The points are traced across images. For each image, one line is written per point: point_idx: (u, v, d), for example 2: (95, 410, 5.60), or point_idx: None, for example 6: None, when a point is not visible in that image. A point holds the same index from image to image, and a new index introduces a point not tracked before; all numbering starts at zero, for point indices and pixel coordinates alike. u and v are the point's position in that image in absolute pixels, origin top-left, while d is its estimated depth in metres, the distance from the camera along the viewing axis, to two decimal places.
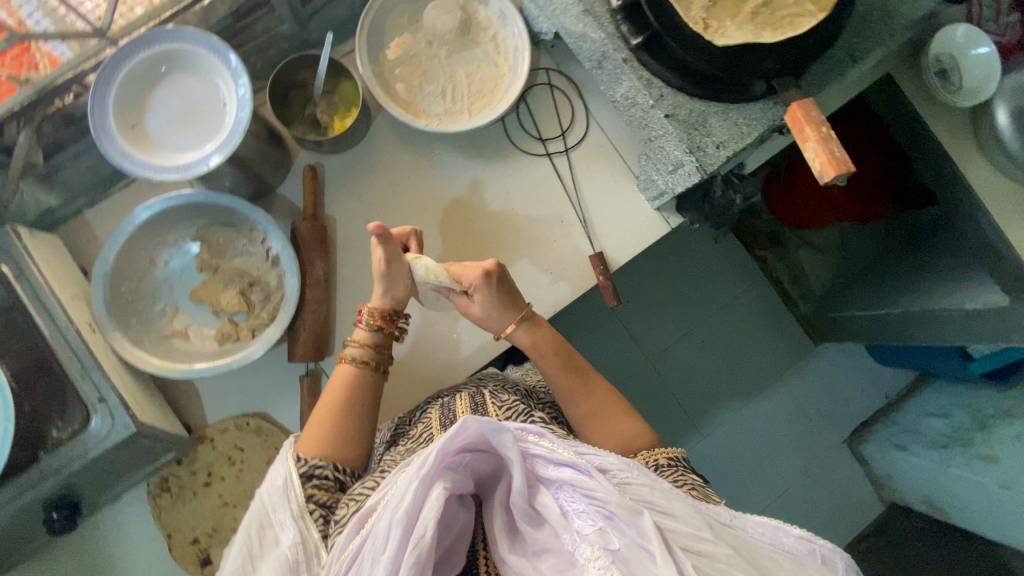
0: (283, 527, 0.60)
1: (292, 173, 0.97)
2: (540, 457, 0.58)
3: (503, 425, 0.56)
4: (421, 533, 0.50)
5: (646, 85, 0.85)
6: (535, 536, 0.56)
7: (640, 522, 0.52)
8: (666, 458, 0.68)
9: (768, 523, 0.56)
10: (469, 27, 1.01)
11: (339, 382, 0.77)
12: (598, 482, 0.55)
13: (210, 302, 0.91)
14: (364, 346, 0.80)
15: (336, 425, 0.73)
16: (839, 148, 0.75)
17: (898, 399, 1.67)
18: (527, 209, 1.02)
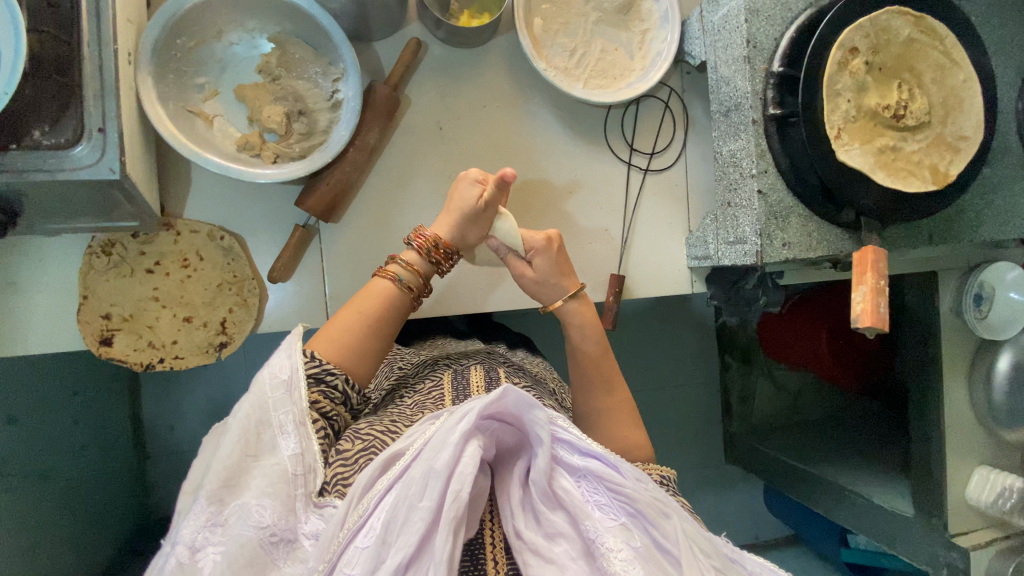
0: (282, 435, 0.56)
1: (396, 36, 0.92)
2: (565, 444, 0.56)
3: (540, 403, 0.54)
4: (460, 488, 0.47)
5: (758, 155, 0.84)
6: (550, 518, 0.52)
7: (667, 525, 0.53)
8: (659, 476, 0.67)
9: (767, 567, 0.55)
10: (630, 9, 0.97)
11: (376, 293, 0.70)
12: (627, 479, 0.54)
13: (251, 106, 0.84)
14: (415, 270, 0.73)
15: (360, 338, 0.67)
16: (885, 304, 0.78)
17: (764, 544, 1.76)
18: (581, 200, 1.01)
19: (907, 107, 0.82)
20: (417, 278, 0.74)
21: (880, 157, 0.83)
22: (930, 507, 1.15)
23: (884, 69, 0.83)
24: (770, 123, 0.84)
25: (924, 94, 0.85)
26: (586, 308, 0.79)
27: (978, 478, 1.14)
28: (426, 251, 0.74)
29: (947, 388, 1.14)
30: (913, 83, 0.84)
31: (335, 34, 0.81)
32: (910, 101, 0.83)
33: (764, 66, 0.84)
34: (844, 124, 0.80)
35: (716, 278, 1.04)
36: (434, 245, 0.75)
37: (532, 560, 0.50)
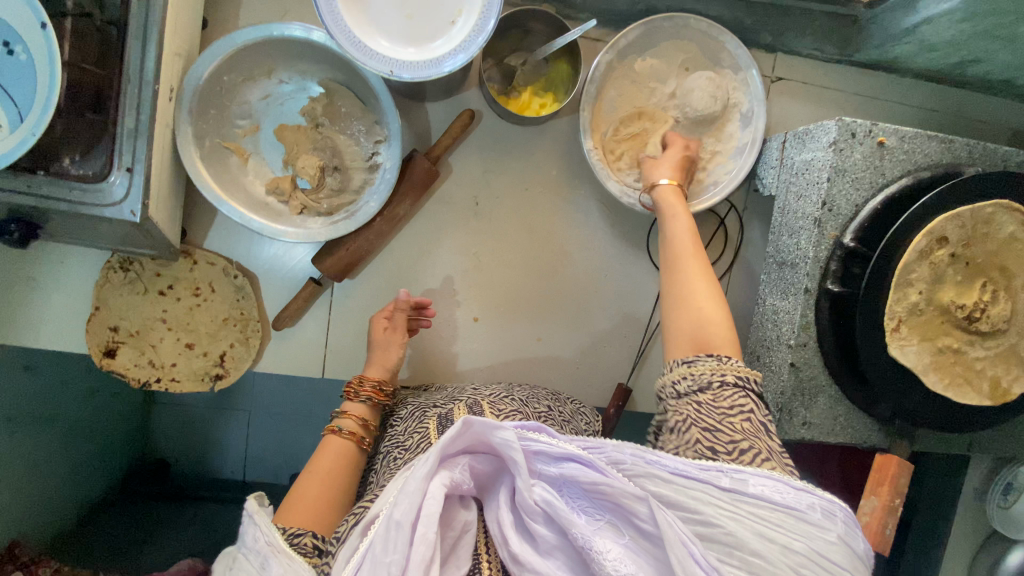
0: (252, 519, 0.49)
1: (453, 100, 0.87)
2: (540, 451, 0.48)
3: (498, 422, 0.46)
4: (426, 530, 0.42)
5: (802, 326, 0.77)
6: (544, 535, 0.45)
7: (646, 512, 0.44)
8: (735, 376, 0.55)
9: (769, 476, 0.46)
10: (713, 124, 0.88)
11: (330, 447, 0.63)
12: (605, 475, 0.45)
13: (289, 151, 0.82)
14: (358, 415, 0.68)
15: (322, 491, 0.58)
16: (892, 525, 0.73)
17: None
18: (608, 300, 0.96)
19: (985, 311, 0.73)
20: (364, 423, 0.68)
21: (938, 358, 0.74)
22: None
23: (970, 264, 0.74)
24: (824, 296, 0.76)
25: (1009, 299, 0.75)
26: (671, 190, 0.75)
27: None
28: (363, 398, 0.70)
29: (943, 568, 1.08)
30: (1000, 285, 0.75)
31: (385, 102, 0.77)
32: (991, 304, 0.74)
33: (835, 232, 0.75)
34: (907, 316, 0.72)
35: None
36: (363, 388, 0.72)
37: None
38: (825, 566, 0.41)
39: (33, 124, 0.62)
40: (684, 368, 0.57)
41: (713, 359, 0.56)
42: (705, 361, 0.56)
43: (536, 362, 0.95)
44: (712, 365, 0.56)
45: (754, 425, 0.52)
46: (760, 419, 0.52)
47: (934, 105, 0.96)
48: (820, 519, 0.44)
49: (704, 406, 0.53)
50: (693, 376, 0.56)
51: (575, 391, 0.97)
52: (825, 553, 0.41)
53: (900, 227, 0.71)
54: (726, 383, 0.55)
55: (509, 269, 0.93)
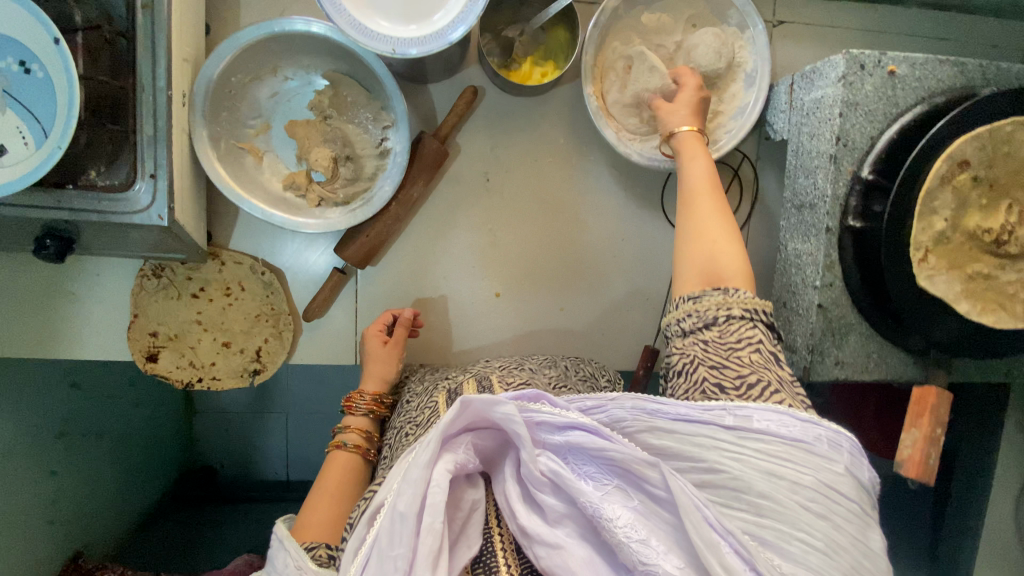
0: (277, 542, 0.49)
1: (455, 78, 0.88)
2: (541, 424, 0.48)
3: (501, 396, 0.46)
4: (433, 519, 0.42)
5: (826, 266, 0.77)
6: (555, 503, 0.45)
7: (653, 477, 0.44)
8: (741, 310, 0.54)
9: (774, 410, 0.46)
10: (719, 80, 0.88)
11: (336, 468, 0.66)
12: (609, 441, 0.45)
13: (300, 146, 0.84)
14: (360, 432, 0.71)
15: (334, 510, 0.59)
16: (935, 456, 0.71)
17: None
18: (629, 263, 0.97)
19: (1013, 232, 0.72)
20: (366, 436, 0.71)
21: (969, 285, 0.73)
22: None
23: (993, 187, 0.72)
24: (846, 234, 0.75)
25: None
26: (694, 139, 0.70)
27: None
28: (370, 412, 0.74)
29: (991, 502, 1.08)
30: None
31: (389, 87, 0.78)
32: (1019, 224, 0.72)
33: (852, 167, 0.75)
34: (933, 245, 0.71)
35: None
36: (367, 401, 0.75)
37: (541, 551, 0.44)
38: (829, 496, 0.41)
39: (59, 137, 0.64)
40: (690, 305, 0.57)
41: (720, 293, 0.56)
42: (711, 296, 0.56)
43: (559, 330, 0.97)
44: (719, 299, 0.56)
45: (762, 356, 0.52)
46: (767, 350, 0.53)
47: (945, 33, 0.94)
48: (827, 450, 0.44)
49: (709, 343, 0.53)
50: (699, 313, 0.56)
51: (604, 355, 0.99)
52: (831, 484, 0.42)
53: (918, 155, 0.70)
54: (733, 317, 0.54)
55: (528, 242, 0.94)
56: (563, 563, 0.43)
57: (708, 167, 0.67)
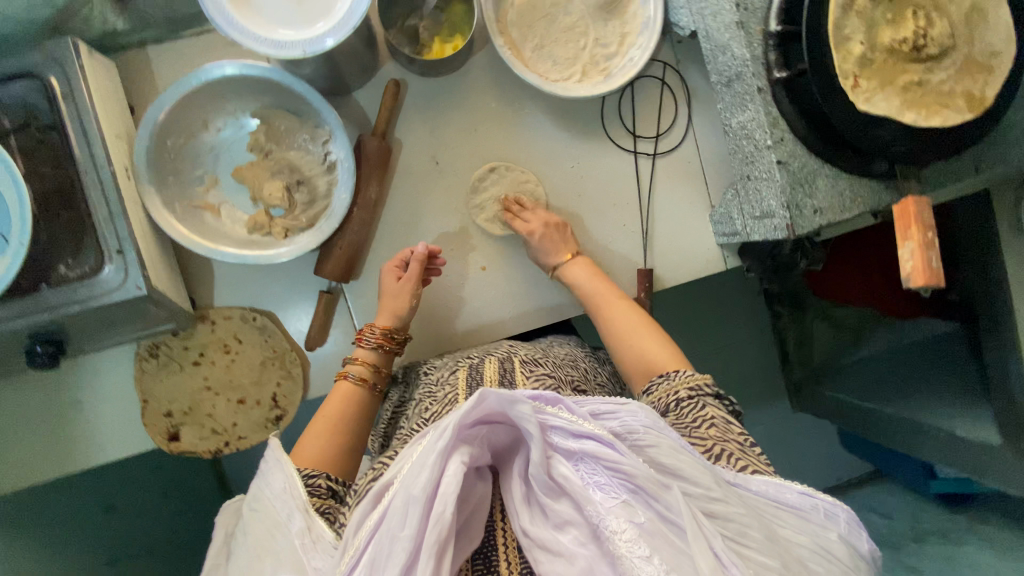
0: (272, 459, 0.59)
1: (375, 80, 0.91)
2: (558, 429, 0.54)
3: (522, 396, 0.50)
4: (443, 510, 0.46)
5: (771, 123, 0.79)
6: (557, 507, 0.51)
7: (668, 496, 0.49)
8: (687, 390, 0.68)
9: (774, 481, 0.54)
10: (616, 7, 0.95)
11: (339, 396, 0.74)
12: (626, 457, 0.51)
13: (251, 187, 0.86)
14: (364, 364, 0.77)
15: (332, 440, 0.68)
16: (937, 258, 0.72)
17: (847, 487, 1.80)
18: (596, 195, 1.00)
19: (927, 35, 0.73)
20: (370, 371, 0.78)
21: (907, 95, 0.74)
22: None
23: None
24: (777, 88, 0.78)
25: (944, 16, 0.74)
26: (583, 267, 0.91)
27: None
28: (375, 346, 0.79)
29: None
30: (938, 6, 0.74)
31: (314, 100, 0.81)
32: (930, 26, 0.73)
33: (760, 27, 0.78)
34: (860, 69, 0.72)
35: (749, 251, 1.00)
36: (372, 333, 0.81)
37: (541, 556, 0.49)
38: (828, 559, 0.49)
39: (19, 233, 0.66)
40: (659, 390, 0.71)
41: (668, 380, 0.71)
42: (662, 383, 0.71)
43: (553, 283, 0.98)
44: (664, 385, 0.71)
45: (719, 428, 0.62)
46: (723, 421, 0.63)
47: None
48: (824, 519, 0.52)
49: (671, 425, 0.64)
50: (656, 402, 0.70)
51: None
52: (827, 548, 0.50)
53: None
54: (683, 399, 0.67)
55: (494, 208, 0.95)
56: (562, 569, 0.48)
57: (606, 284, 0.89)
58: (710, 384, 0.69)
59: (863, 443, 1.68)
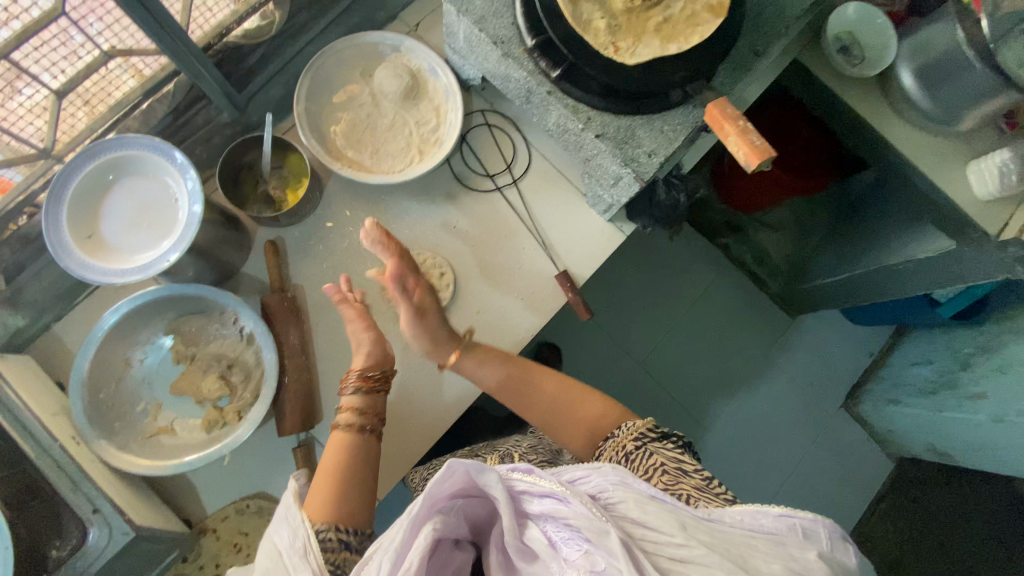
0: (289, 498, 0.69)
1: (254, 249, 1.00)
2: (524, 492, 0.63)
3: (485, 465, 0.62)
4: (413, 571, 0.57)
5: (573, 112, 0.90)
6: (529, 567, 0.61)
7: (609, 542, 0.54)
8: (633, 441, 0.79)
9: (747, 510, 0.56)
10: (418, 91, 1.08)
11: (334, 447, 0.81)
12: (572, 509, 0.58)
13: (191, 392, 0.92)
14: (349, 411, 0.83)
15: (336, 488, 0.75)
16: (758, 136, 0.82)
17: (881, 355, 1.85)
18: (485, 237, 1.08)
19: None
20: (356, 415, 0.83)
21: (662, 32, 0.85)
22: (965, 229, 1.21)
23: None
24: (561, 83, 0.89)
25: None
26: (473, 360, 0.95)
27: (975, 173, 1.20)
28: (354, 391, 0.83)
29: (887, 130, 1.22)
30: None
31: (207, 293, 0.89)
32: None
33: (522, 47, 0.90)
34: (614, 36, 0.85)
35: (634, 212, 1.09)
36: (358, 383, 0.84)
37: None
38: (796, 570, 0.52)
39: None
40: (613, 444, 0.81)
41: (624, 431, 0.81)
42: (618, 436, 0.81)
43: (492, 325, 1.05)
44: (615, 442, 0.81)
45: (669, 473, 0.70)
46: (672, 467, 0.72)
47: None
48: (801, 539, 0.54)
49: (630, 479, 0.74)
50: (614, 452, 0.80)
51: (536, 311, 1.07)
52: (803, 566, 0.52)
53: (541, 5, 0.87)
54: (633, 452, 0.77)
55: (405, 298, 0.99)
56: None
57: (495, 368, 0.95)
58: (656, 428, 0.80)
59: (866, 311, 1.75)
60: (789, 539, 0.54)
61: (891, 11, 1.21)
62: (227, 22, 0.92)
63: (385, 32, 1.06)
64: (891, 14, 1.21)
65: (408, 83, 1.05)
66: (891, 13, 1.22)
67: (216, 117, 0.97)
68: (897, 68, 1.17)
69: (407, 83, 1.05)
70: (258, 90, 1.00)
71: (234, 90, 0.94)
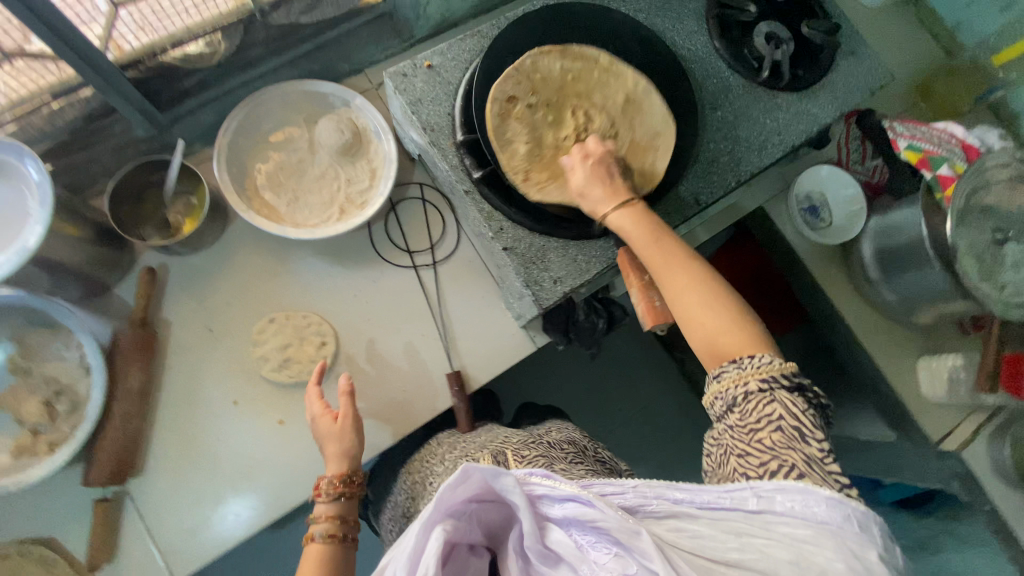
0: None
1: (133, 270, 0.94)
2: (545, 497, 0.56)
3: (504, 469, 0.54)
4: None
5: (486, 219, 0.83)
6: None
7: (641, 544, 0.49)
8: (759, 381, 0.63)
9: (799, 493, 0.53)
10: (358, 148, 1.02)
11: (311, 560, 0.70)
12: (600, 513, 0.52)
13: (11, 411, 0.83)
14: (330, 518, 0.73)
15: None
16: (659, 296, 0.76)
17: None
18: (383, 315, 1.00)
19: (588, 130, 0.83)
20: (337, 523, 0.74)
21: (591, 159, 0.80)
22: (908, 423, 1.13)
23: (552, 104, 0.83)
24: (481, 185, 0.84)
25: (602, 112, 0.84)
26: (323, 550, 0.71)
27: (924, 370, 1.11)
28: (331, 498, 0.75)
29: (840, 301, 1.16)
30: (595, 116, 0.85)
31: (55, 310, 0.83)
32: (589, 124, 0.84)
33: (451, 140, 0.86)
34: (528, 166, 0.82)
35: (549, 324, 1.00)
36: (331, 486, 0.76)
37: None
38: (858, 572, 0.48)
39: None
40: (716, 385, 0.67)
41: (736, 369, 0.65)
42: (728, 373, 0.66)
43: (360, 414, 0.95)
44: (735, 374, 0.65)
45: (785, 435, 0.60)
46: (790, 426, 0.60)
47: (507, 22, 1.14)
48: (850, 529, 0.51)
49: (735, 424, 0.63)
50: (726, 386, 0.66)
51: (418, 410, 0.97)
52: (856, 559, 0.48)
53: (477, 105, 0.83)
54: (751, 392, 0.63)
55: (276, 360, 0.93)
56: None
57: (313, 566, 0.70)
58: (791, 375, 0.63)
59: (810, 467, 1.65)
60: (852, 536, 0.50)
61: (869, 182, 1.13)
62: (162, 43, 0.87)
63: (335, 83, 1.02)
64: (868, 185, 1.13)
65: (347, 140, 0.99)
66: (869, 184, 1.13)
67: (132, 131, 0.93)
68: (860, 241, 1.12)
69: (346, 140, 0.99)
70: (186, 114, 0.97)
71: (153, 111, 0.91)
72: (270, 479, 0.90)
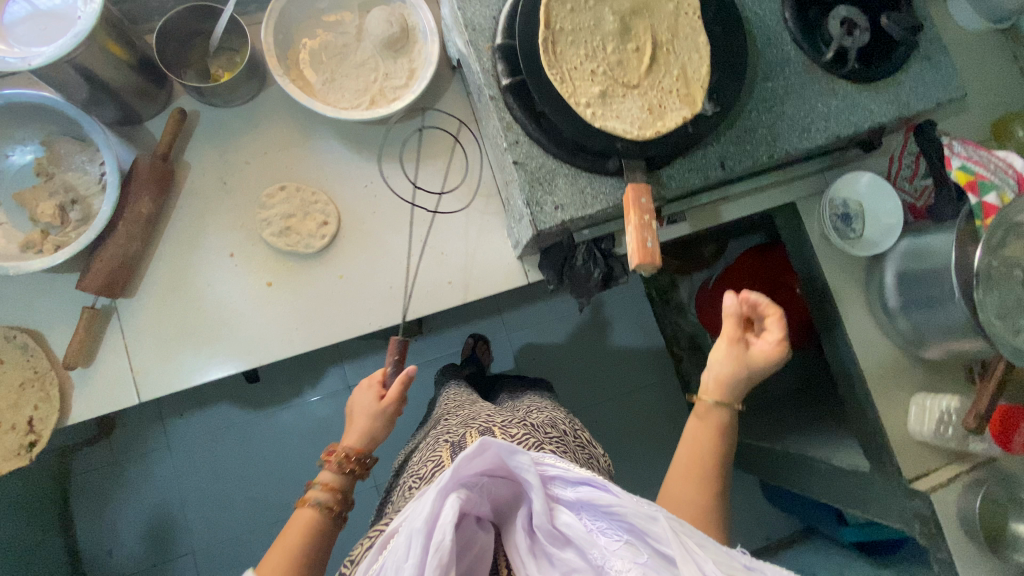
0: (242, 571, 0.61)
1: (167, 110, 0.99)
2: (556, 479, 0.56)
3: (519, 445, 0.54)
4: (442, 539, 0.49)
5: (505, 128, 0.83)
6: (561, 556, 0.55)
7: (657, 529, 0.51)
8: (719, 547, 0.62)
9: None
10: (402, 44, 1.02)
11: (297, 530, 0.72)
12: (617, 500, 0.53)
13: (29, 207, 0.89)
14: (331, 490, 0.75)
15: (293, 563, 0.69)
16: (653, 238, 0.76)
17: (777, 545, 1.69)
18: (388, 210, 1.01)
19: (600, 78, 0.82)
20: (337, 496, 0.76)
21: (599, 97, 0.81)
22: (882, 456, 1.10)
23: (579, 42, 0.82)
24: (507, 93, 0.83)
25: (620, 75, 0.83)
26: (315, 513, 0.73)
27: (917, 407, 1.07)
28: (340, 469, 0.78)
29: (848, 316, 1.12)
30: (602, 83, 0.82)
31: (84, 122, 0.87)
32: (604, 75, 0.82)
33: (489, 44, 0.85)
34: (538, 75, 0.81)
35: (546, 260, 1.00)
36: (345, 458, 0.79)
37: None
38: None
39: None
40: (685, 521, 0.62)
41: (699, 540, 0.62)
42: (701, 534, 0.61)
43: (342, 297, 0.97)
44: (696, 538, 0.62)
45: None
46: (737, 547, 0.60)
47: None
48: None
49: None
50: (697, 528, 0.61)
51: (397, 309, 0.98)
52: None
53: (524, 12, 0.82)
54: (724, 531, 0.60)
55: (277, 225, 0.96)
56: None
57: (305, 519, 0.72)
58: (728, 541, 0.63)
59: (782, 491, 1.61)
60: None
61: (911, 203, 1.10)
62: None
63: None
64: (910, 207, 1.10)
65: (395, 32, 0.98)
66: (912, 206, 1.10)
67: None
68: (885, 263, 1.08)
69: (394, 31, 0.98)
70: None
71: None
72: (246, 335, 0.94)
